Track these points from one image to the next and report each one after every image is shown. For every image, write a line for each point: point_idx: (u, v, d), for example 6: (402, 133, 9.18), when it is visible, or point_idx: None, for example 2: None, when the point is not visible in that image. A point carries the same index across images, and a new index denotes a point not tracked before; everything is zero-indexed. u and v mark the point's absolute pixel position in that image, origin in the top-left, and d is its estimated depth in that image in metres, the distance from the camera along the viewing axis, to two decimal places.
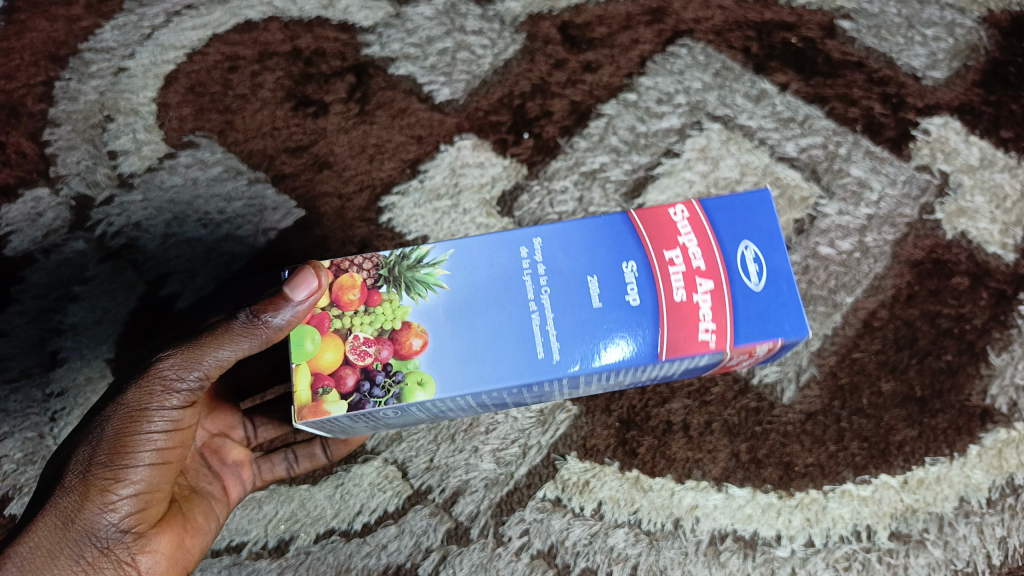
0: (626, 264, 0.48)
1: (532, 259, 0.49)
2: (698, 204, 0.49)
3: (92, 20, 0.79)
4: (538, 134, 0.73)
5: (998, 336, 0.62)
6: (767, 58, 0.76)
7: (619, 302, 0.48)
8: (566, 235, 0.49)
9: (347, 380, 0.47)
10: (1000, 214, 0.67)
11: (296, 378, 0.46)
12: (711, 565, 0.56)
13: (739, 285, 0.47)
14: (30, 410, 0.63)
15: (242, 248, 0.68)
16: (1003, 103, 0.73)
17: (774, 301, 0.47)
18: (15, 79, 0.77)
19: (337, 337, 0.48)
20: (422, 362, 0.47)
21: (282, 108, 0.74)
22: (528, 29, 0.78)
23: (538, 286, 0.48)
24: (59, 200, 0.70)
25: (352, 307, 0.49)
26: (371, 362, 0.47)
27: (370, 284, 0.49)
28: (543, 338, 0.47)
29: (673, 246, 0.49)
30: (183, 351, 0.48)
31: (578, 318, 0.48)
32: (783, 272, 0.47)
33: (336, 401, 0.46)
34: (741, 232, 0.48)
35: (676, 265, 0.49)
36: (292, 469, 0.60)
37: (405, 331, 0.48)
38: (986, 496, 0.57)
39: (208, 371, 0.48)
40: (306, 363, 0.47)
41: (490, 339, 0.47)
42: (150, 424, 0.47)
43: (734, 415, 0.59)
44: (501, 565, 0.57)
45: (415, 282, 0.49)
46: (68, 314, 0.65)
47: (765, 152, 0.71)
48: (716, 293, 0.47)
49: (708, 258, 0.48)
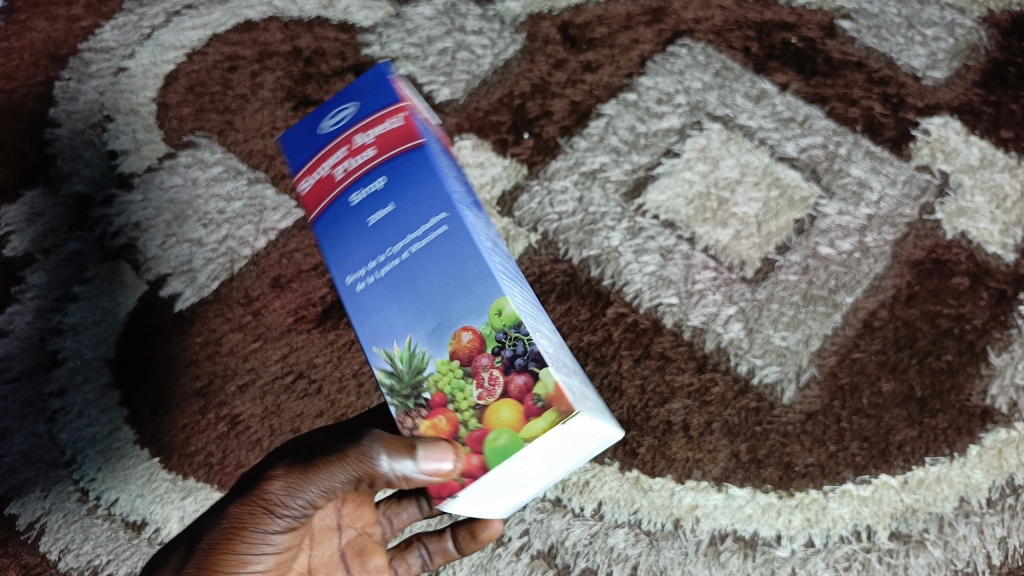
0: (353, 197, 0.53)
1: (365, 275, 0.50)
2: (295, 180, 0.58)
3: (92, 20, 0.81)
4: (538, 134, 0.73)
5: (998, 336, 0.62)
6: (767, 58, 0.76)
7: (400, 171, 0.52)
8: (346, 235, 0.52)
9: (521, 382, 0.45)
10: (1000, 214, 0.67)
11: (534, 429, 0.44)
12: (711, 565, 0.56)
13: (333, 130, 0.57)
14: (30, 411, 0.62)
15: (242, 247, 0.66)
16: (1003, 103, 0.73)
17: (372, 93, 0.57)
18: (15, 79, 0.78)
19: (485, 415, 0.45)
20: (479, 319, 0.46)
21: (282, 108, 0.74)
22: (528, 29, 0.79)
23: (394, 257, 0.50)
24: (59, 200, 0.70)
25: (456, 424, 0.46)
26: (495, 369, 0.46)
27: (427, 407, 0.47)
28: (423, 229, 0.49)
29: (326, 173, 0.55)
30: (287, 476, 0.50)
31: (415, 191, 0.51)
32: (368, 80, 0.58)
33: (543, 380, 0.45)
34: (352, 96, 0.58)
35: (325, 167, 0.56)
36: (427, 564, 0.58)
37: (458, 347, 0.47)
38: (986, 496, 0.56)
39: (313, 499, 0.51)
40: (518, 431, 0.44)
41: (435, 271, 0.48)
42: (261, 541, 0.50)
43: (734, 415, 0.59)
44: (501, 565, 0.57)
45: (418, 364, 0.48)
46: (66, 314, 0.65)
47: (765, 152, 0.71)
48: (363, 129, 0.55)
49: (340, 141, 0.56)
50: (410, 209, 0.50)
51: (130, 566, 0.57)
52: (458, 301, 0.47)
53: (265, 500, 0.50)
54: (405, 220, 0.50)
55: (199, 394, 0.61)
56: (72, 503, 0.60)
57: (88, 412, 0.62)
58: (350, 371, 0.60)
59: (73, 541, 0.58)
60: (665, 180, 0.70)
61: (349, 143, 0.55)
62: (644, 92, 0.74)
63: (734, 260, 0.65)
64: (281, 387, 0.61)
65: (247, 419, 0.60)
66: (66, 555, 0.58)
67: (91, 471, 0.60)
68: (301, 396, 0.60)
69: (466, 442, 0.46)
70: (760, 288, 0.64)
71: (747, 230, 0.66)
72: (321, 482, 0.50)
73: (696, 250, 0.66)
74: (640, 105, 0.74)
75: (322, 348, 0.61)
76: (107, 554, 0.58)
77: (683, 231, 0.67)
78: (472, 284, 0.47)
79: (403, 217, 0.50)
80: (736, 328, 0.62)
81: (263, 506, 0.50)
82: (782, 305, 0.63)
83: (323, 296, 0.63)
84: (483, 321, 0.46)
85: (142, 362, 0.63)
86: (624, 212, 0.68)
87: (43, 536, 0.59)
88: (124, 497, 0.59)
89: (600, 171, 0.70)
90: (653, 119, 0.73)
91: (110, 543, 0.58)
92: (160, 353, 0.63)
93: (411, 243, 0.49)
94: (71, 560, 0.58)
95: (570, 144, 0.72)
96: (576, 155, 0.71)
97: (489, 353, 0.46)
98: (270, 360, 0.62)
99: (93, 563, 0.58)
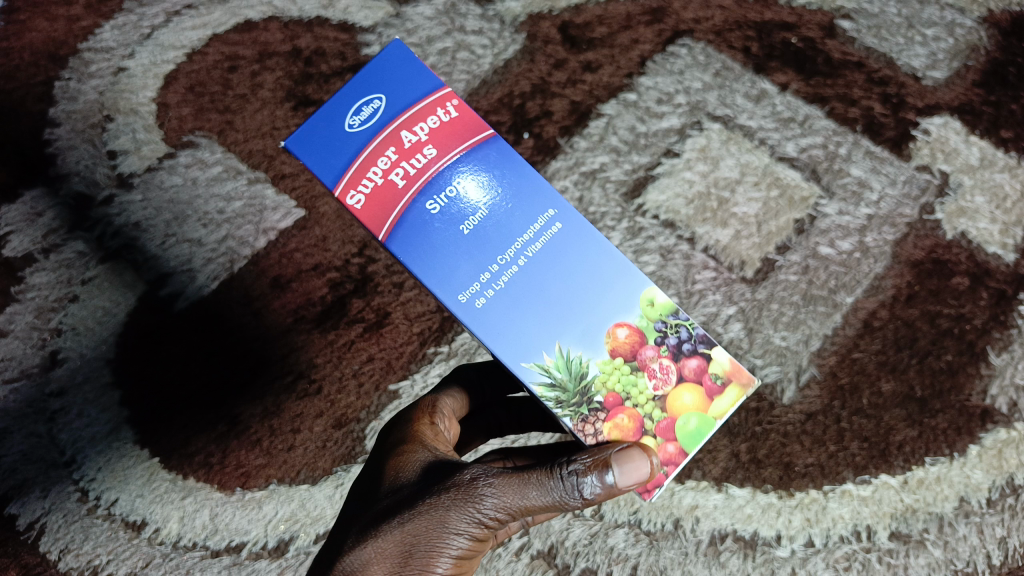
0: (431, 203, 0.45)
1: (481, 288, 0.45)
2: (335, 191, 0.45)
3: (92, 20, 0.80)
4: (538, 134, 0.73)
5: (998, 336, 0.62)
6: (767, 58, 0.76)
7: (482, 169, 0.46)
8: (433, 247, 0.45)
9: (694, 365, 0.46)
10: (1000, 214, 0.67)
11: (725, 405, 0.46)
12: (711, 566, 0.56)
13: (364, 131, 0.45)
14: (29, 412, 0.62)
15: (242, 247, 0.66)
16: (1003, 103, 0.73)
17: (398, 80, 0.46)
18: (15, 79, 0.77)
19: (669, 402, 0.46)
20: (634, 314, 0.46)
21: (282, 108, 0.74)
22: (528, 29, 0.79)
23: (511, 264, 0.45)
24: (59, 200, 0.70)
25: (642, 418, 0.45)
26: (664, 356, 0.46)
27: (602, 410, 0.45)
28: (536, 232, 0.46)
29: (392, 182, 0.45)
30: (508, 484, 0.42)
31: (511, 189, 0.46)
32: (372, 74, 0.46)
33: (716, 360, 0.46)
34: (372, 83, 0.46)
35: (380, 171, 0.45)
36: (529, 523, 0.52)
37: (618, 344, 0.46)
38: (986, 496, 0.56)
39: (514, 512, 0.42)
40: (708, 410, 0.45)
41: (562, 277, 0.46)
42: (442, 554, 0.42)
43: (734, 415, 0.59)
44: (501, 565, 0.57)
45: (581, 371, 0.45)
46: (65, 314, 0.65)
47: (765, 152, 0.71)
48: (409, 125, 0.46)
49: (392, 139, 0.45)
50: (512, 208, 0.46)
51: (130, 566, 0.58)
52: (598, 305, 0.46)
53: (460, 509, 0.42)
54: (512, 226, 0.46)
55: (199, 394, 0.61)
56: (71, 503, 0.60)
57: (88, 412, 0.62)
58: (350, 371, 0.61)
59: (73, 541, 0.58)
60: (665, 180, 0.70)
61: (395, 140, 0.45)
62: (644, 92, 0.75)
63: (734, 260, 0.65)
64: (281, 386, 0.61)
65: (248, 419, 0.60)
66: (66, 555, 0.58)
67: (91, 471, 0.60)
68: (302, 396, 0.61)
69: (656, 434, 0.45)
70: (760, 288, 0.64)
71: (747, 230, 0.66)
72: (534, 498, 0.42)
73: (696, 250, 0.66)
74: (640, 105, 0.74)
75: (321, 348, 0.62)
76: (108, 554, 0.58)
77: (683, 231, 0.67)
78: (610, 283, 0.46)
79: (505, 219, 0.46)
80: (736, 329, 0.62)
81: (453, 517, 0.42)
82: (782, 305, 0.63)
83: (323, 296, 0.63)
84: (637, 315, 0.46)
85: (142, 362, 0.63)
86: (624, 212, 0.68)
87: (43, 536, 0.59)
88: (124, 497, 0.59)
89: (600, 171, 0.70)
90: (653, 119, 0.73)
91: (109, 543, 0.58)
92: (160, 353, 0.63)
93: (525, 247, 0.45)
94: (71, 560, 0.58)
95: (570, 144, 0.72)
96: (576, 155, 0.71)
97: (654, 343, 0.46)
98: (271, 360, 0.62)
99: (93, 563, 0.58)
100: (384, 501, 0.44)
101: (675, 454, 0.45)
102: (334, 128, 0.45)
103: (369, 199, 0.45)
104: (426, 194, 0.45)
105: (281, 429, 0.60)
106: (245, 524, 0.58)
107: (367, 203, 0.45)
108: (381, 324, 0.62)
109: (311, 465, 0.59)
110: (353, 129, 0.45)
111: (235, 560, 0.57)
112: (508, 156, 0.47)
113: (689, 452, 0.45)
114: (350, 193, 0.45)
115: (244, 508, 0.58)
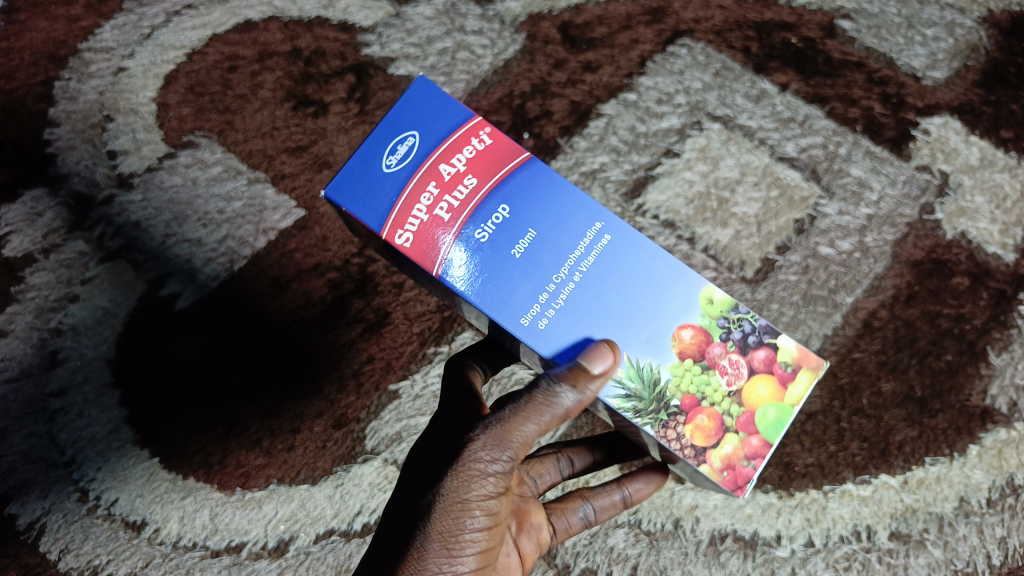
0: (478, 230, 0.47)
1: (542, 309, 0.46)
2: (383, 231, 0.46)
3: (92, 20, 0.80)
4: (538, 134, 0.73)
5: (998, 336, 0.62)
6: (767, 58, 0.76)
7: (524, 190, 0.48)
8: (484, 274, 0.46)
9: (763, 355, 0.47)
10: (1000, 214, 0.67)
11: (800, 392, 0.47)
12: (711, 566, 0.56)
13: (401, 169, 0.47)
14: (28, 411, 0.62)
15: (242, 247, 0.66)
16: (1002, 103, 0.73)
17: (426, 116, 0.49)
18: (15, 79, 0.77)
19: (745, 394, 0.47)
20: (695, 313, 0.47)
21: (281, 108, 0.74)
22: (528, 29, 0.79)
23: (566, 282, 0.47)
24: (59, 199, 0.70)
25: (721, 417, 0.46)
26: (732, 352, 0.47)
27: (681, 414, 0.46)
28: (585, 243, 0.48)
29: (440, 216, 0.47)
30: (495, 429, 0.47)
31: (552, 207, 0.48)
32: (426, 112, 0.49)
33: (784, 349, 0.47)
34: (402, 122, 0.48)
35: (422, 209, 0.47)
36: (591, 520, 0.56)
37: (684, 345, 0.47)
38: (986, 496, 0.57)
39: (516, 452, 0.48)
40: (785, 398, 0.46)
41: (615, 287, 0.47)
42: (468, 522, 0.46)
43: None
44: None
45: (655, 380, 0.47)
46: (66, 314, 0.65)
47: (765, 152, 0.71)
48: (446, 158, 0.48)
49: (437, 170, 0.47)
50: (556, 227, 0.48)
51: (130, 566, 0.58)
52: (655, 307, 0.47)
53: (474, 483, 0.46)
54: (559, 248, 0.47)
55: (200, 394, 0.61)
56: (71, 503, 0.60)
57: (88, 412, 0.62)
58: (350, 371, 0.61)
59: (73, 541, 0.59)
60: (665, 180, 0.70)
61: (435, 174, 0.47)
62: (644, 92, 0.75)
63: (735, 260, 0.65)
64: (281, 386, 0.61)
65: (248, 419, 0.60)
66: (66, 554, 0.58)
67: (91, 471, 0.60)
68: (302, 396, 0.61)
69: (738, 429, 0.46)
70: (760, 288, 0.64)
71: (747, 230, 0.67)
72: (521, 429, 0.47)
73: (696, 250, 0.66)
74: (640, 105, 0.74)
75: (321, 348, 0.62)
76: (108, 554, 0.58)
77: (683, 231, 0.67)
78: (663, 285, 0.48)
79: (549, 240, 0.47)
80: None
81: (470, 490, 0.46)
82: (782, 305, 0.63)
83: (323, 296, 0.63)
84: (700, 315, 0.47)
85: (142, 361, 0.63)
86: (624, 212, 0.68)
87: (43, 536, 0.59)
88: (125, 497, 0.59)
89: (600, 171, 0.70)
90: (653, 119, 0.73)
91: (110, 543, 0.58)
92: (160, 353, 0.63)
93: (580, 262, 0.47)
94: (71, 560, 0.58)
95: (570, 144, 0.72)
96: (576, 155, 0.71)
97: (720, 341, 0.47)
98: (274, 363, 0.62)
99: (93, 563, 0.58)
100: (405, 495, 0.48)
101: (759, 446, 0.46)
102: (369, 170, 0.47)
103: (419, 235, 0.46)
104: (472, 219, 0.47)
105: (281, 428, 0.60)
106: (245, 524, 0.58)
107: (415, 241, 0.46)
108: (381, 324, 0.62)
109: (311, 465, 0.59)
110: (390, 170, 0.47)
111: (235, 560, 0.58)
112: (549, 177, 0.49)
113: (772, 442, 0.46)
114: (396, 234, 0.46)
115: (244, 508, 0.58)
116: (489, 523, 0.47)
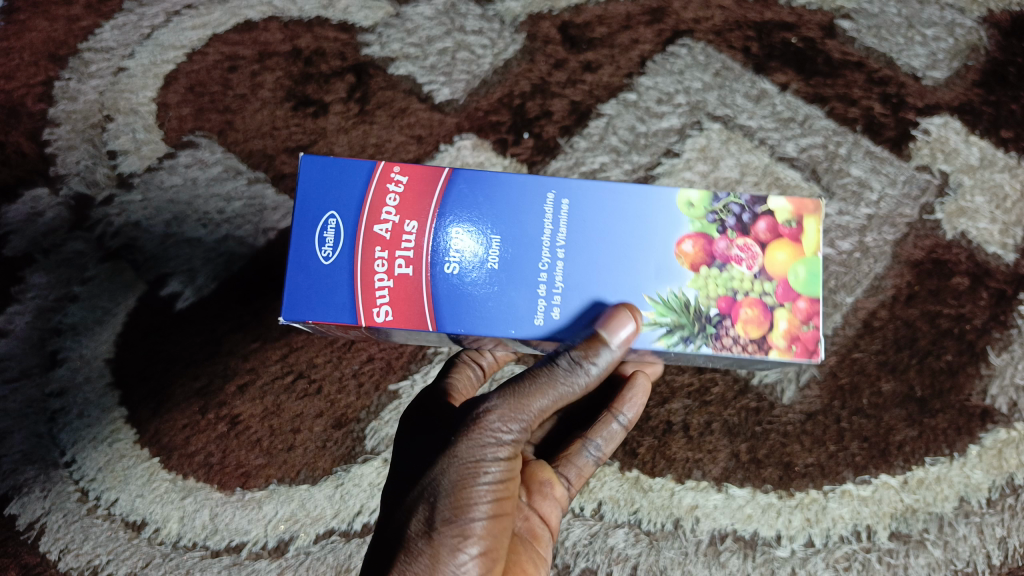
0: (446, 261, 0.50)
1: (548, 301, 0.49)
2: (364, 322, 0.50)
3: (92, 20, 0.80)
4: (538, 134, 0.73)
5: (999, 336, 0.62)
6: (767, 58, 0.76)
7: (464, 202, 0.51)
8: (480, 310, 0.49)
9: (764, 225, 0.50)
10: (1000, 214, 0.67)
11: (812, 239, 0.50)
12: (711, 566, 0.56)
13: (340, 255, 0.50)
14: (30, 410, 0.62)
15: (242, 247, 0.66)
16: (1002, 104, 0.73)
17: (333, 186, 0.51)
18: (15, 79, 0.77)
19: (768, 264, 0.49)
20: (685, 224, 0.50)
21: (281, 108, 0.74)
22: (528, 29, 0.78)
23: (553, 270, 0.50)
24: (58, 199, 0.70)
25: (762, 301, 0.49)
26: (737, 239, 0.50)
27: (724, 318, 0.49)
28: (547, 224, 0.51)
29: (403, 270, 0.50)
30: (508, 399, 0.48)
31: (500, 207, 0.51)
32: (320, 195, 0.51)
33: (779, 209, 0.50)
34: (319, 207, 0.51)
35: (386, 278, 0.50)
36: (602, 458, 0.53)
37: (693, 258, 0.50)
38: (986, 496, 0.57)
39: (531, 420, 0.48)
40: (805, 251, 0.50)
41: (598, 245, 0.50)
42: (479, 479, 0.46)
43: (734, 414, 0.58)
44: None
45: (683, 307, 0.49)
46: (65, 314, 0.65)
47: (765, 152, 0.71)
48: (374, 216, 0.51)
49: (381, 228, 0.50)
50: (513, 222, 0.51)
51: (130, 565, 0.58)
52: (636, 256, 0.50)
53: (489, 447, 0.47)
54: (514, 245, 0.50)
55: (199, 394, 0.61)
56: (71, 503, 0.60)
57: (88, 412, 0.62)
58: (350, 371, 0.60)
59: (73, 541, 0.59)
60: (665, 180, 0.70)
61: (375, 237, 0.51)
62: (644, 92, 0.75)
63: None
64: (281, 386, 0.61)
65: (247, 420, 0.60)
66: (66, 554, 0.59)
67: (90, 471, 0.60)
68: (301, 396, 0.60)
69: (782, 302, 0.49)
70: None
71: None
72: (534, 402, 0.48)
73: None
74: (640, 105, 0.74)
75: (320, 348, 0.61)
76: (107, 554, 0.58)
77: None
78: (641, 215, 0.51)
79: (506, 242, 0.50)
80: None
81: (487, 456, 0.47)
82: None
83: None
84: (688, 222, 0.50)
85: (143, 361, 0.63)
86: None
87: (43, 535, 0.59)
88: (124, 497, 0.59)
89: (600, 171, 0.71)
90: (653, 119, 0.73)
91: (109, 543, 0.59)
92: (161, 353, 0.63)
93: (554, 240, 0.50)
94: (71, 560, 0.58)
95: (570, 144, 0.72)
96: (576, 155, 0.72)
97: (720, 234, 0.50)
98: (275, 363, 0.61)
99: (92, 563, 0.58)
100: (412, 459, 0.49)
101: (810, 306, 0.49)
102: (318, 270, 0.50)
103: (395, 298, 0.50)
104: (452, 257, 0.50)
105: (281, 427, 0.60)
106: (245, 524, 0.58)
107: (394, 306, 0.50)
108: None
109: (311, 465, 0.59)
110: (331, 259, 0.50)
111: (235, 559, 0.58)
112: (481, 177, 0.51)
113: (817, 296, 0.49)
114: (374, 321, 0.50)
115: (244, 508, 0.59)
116: (502, 480, 0.47)
